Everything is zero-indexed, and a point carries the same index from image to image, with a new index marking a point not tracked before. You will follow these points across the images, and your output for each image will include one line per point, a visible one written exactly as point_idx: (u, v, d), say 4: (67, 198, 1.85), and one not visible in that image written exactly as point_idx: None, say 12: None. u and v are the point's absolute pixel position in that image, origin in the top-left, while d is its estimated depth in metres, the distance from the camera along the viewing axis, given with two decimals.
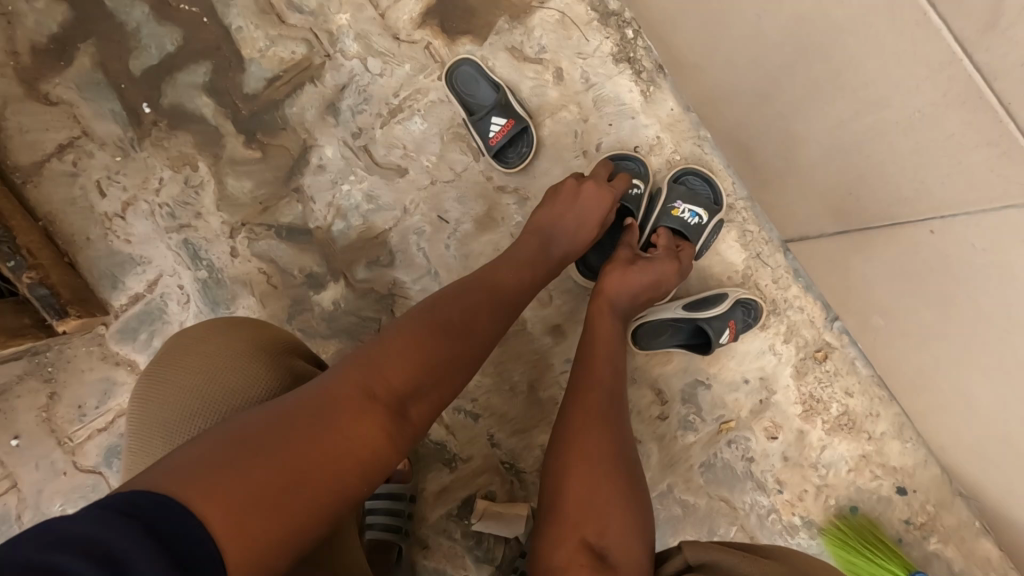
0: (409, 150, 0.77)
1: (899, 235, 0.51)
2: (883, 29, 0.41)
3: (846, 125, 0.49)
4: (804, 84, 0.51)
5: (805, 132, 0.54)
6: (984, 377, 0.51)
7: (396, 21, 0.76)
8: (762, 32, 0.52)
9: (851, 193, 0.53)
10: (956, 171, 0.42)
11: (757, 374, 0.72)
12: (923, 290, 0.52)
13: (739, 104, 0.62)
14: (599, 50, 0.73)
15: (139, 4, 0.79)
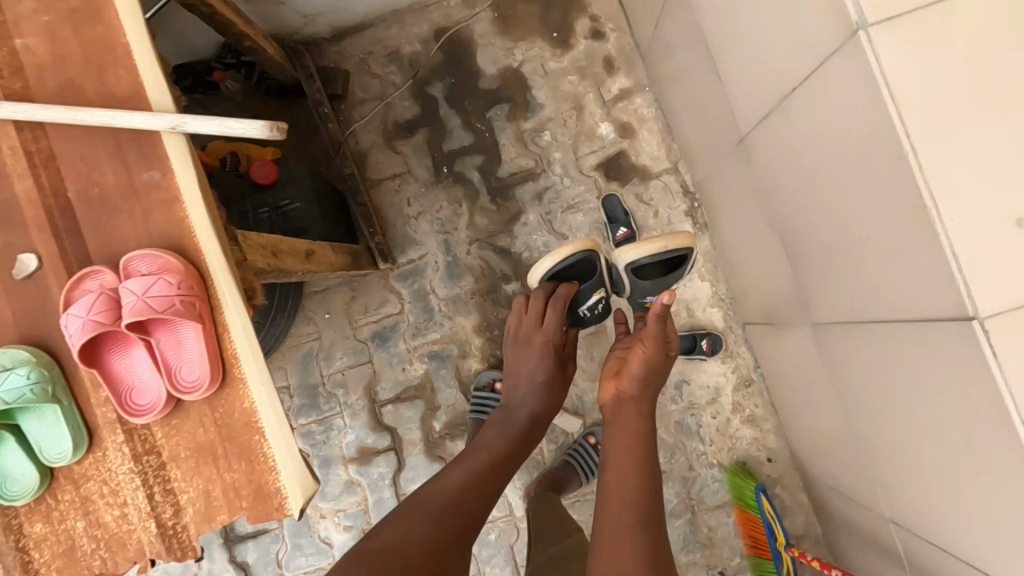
0: (572, 227, 1.50)
1: (779, 332, 1.25)
2: (770, 259, 1.18)
3: (765, 286, 1.24)
4: (754, 265, 1.27)
5: (755, 283, 1.30)
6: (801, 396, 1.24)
7: (584, 164, 1.51)
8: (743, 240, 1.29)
9: (767, 311, 1.28)
10: (786, 313, 1.17)
11: (715, 384, 1.43)
12: (784, 358, 1.26)
13: (744, 259, 1.31)
14: (679, 207, 1.47)
15: (458, 119, 1.56)
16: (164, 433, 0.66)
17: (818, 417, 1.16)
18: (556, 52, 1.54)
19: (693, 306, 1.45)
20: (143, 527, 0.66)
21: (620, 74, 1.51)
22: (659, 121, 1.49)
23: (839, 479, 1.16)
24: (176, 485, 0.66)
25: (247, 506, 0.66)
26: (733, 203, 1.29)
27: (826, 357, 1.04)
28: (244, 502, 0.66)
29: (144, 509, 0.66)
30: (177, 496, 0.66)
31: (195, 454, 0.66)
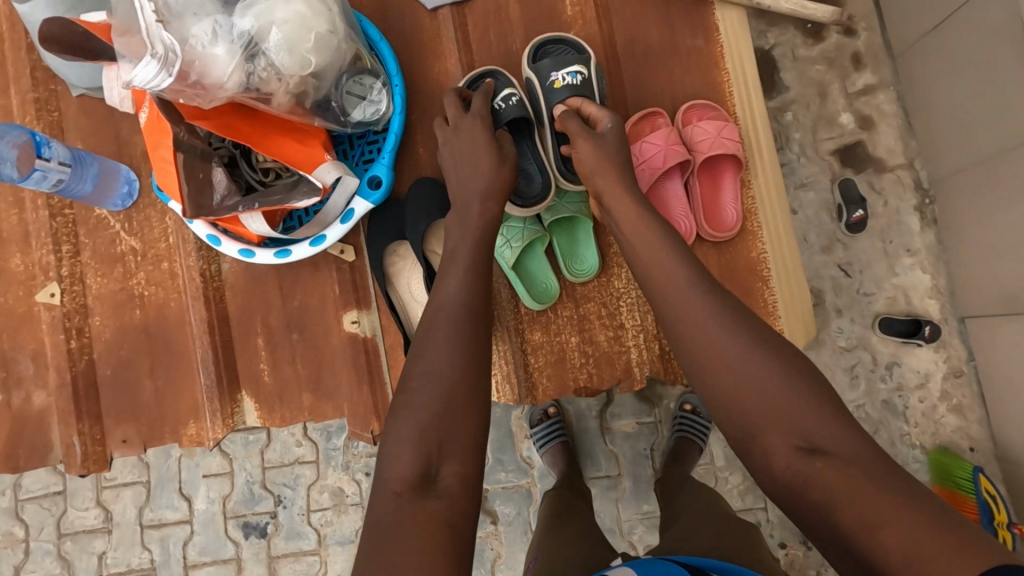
0: (802, 204, 1.59)
1: (1021, 318, 1.34)
2: None
3: (1014, 273, 1.34)
4: (1003, 254, 1.37)
5: (997, 275, 1.39)
6: None
7: (822, 148, 1.60)
8: (994, 231, 1.39)
9: (1009, 299, 1.37)
10: None
11: (925, 370, 1.50)
12: (1022, 342, 1.35)
13: (999, 256, 1.38)
14: (910, 201, 1.56)
15: None
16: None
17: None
18: (808, 41, 1.63)
19: (913, 294, 1.53)
20: (635, 350, 1.12)
21: (867, 70, 1.61)
22: (900, 119, 1.59)
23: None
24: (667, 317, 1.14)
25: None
26: (995, 198, 1.37)
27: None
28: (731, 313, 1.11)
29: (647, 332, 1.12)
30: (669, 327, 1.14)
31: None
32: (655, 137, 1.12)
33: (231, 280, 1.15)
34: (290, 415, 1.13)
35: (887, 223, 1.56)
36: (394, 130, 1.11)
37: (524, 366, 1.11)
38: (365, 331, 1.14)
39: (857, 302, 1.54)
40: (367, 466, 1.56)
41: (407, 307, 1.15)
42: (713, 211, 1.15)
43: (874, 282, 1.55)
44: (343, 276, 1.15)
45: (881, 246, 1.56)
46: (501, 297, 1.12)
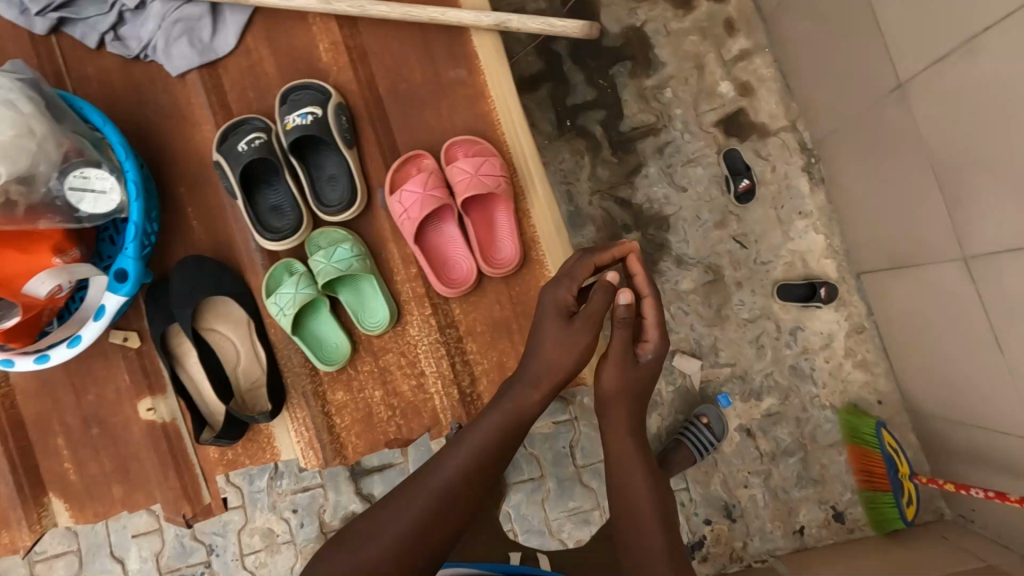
0: (692, 181, 1.57)
1: (909, 274, 1.32)
2: (908, 204, 1.25)
3: (896, 231, 1.32)
4: (883, 213, 1.34)
5: (882, 233, 1.37)
6: (928, 336, 1.31)
7: (704, 121, 1.58)
8: (872, 190, 1.36)
9: (896, 257, 1.35)
10: (927, 252, 1.24)
11: (828, 331, 1.51)
12: (913, 298, 1.33)
13: (877, 209, 1.36)
14: (796, 163, 1.54)
15: (581, 74, 1.62)
16: (461, 312, 1.08)
17: (966, 351, 1.20)
18: (679, 13, 1.60)
19: (809, 257, 1.53)
20: (440, 394, 1.06)
21: (740, 35, 1.58)
22: (779, 81, 1.56)
23: (982, 410, 1.21)
24: (471, 356, 1.07)
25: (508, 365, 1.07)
26: (867, 155, 1.35)
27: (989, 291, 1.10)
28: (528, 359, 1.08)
29: (444, 374, 1.06)
30: (470, 366, 1.07)
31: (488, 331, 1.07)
32: (412, 186, 1.02)
33: (19, 384, 1.10)
34: (102, 509, 1.11)
35: (777, 189, 1.55)
36: (136, 218, 1.03)
37: (328, 428, 1.06)
38: (163, 417, 1.12)
39: (756, 272, 1.54)
40: (293, 503, 1.56)
41: (200, 386, 1.13)
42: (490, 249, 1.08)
43: (769, 250, 1.54)
44: (132, 364, 1.12)
45: (773, 213, 1.54)
46: (292, 364, 1.06)
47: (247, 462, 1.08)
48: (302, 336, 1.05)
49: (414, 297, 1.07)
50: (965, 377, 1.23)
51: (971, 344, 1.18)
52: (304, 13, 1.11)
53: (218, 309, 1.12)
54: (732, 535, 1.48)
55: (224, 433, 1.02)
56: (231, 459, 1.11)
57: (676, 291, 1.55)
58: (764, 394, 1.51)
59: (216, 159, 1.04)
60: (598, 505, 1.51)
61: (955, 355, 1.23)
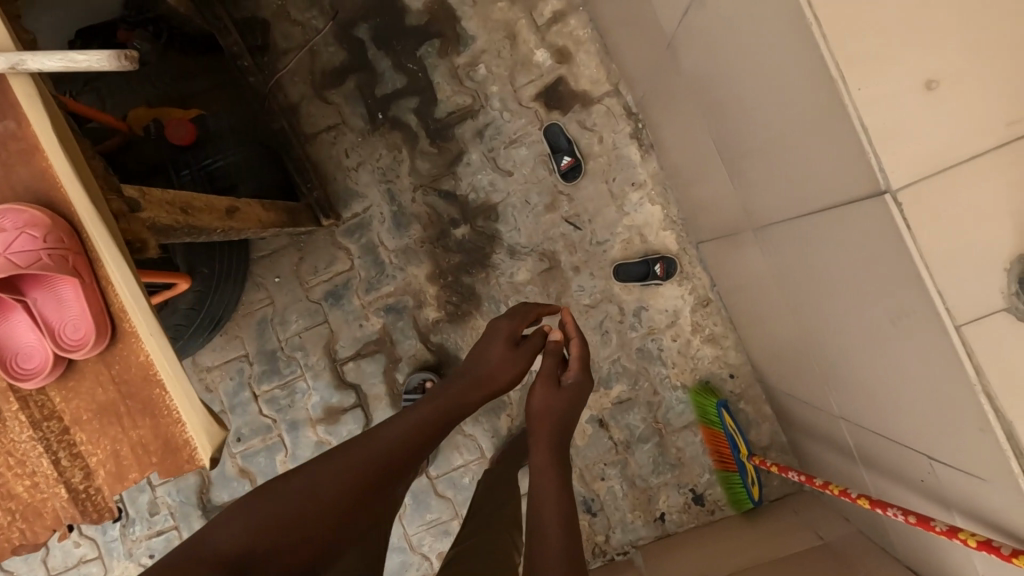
0: (517, 163, 1.46)
1: (731, 245, 1.22)
2: (712, 171, 1.14)
3: (713, 198, 1.21)
4: (700, 178, 1.24)
5: (704, 199, 1.27)
6: (758, 308, 1.22)
7: (523, 96, 1.45)
8: (687, 155, 1.25)
9: (719, 226, 1.24)
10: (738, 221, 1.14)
11: (673, 308, 1.42)
12: (740, 270, 1.23)
13: (696, 172, 1.24)
14: (623, 131, 1.42)
15: (387, 59, 1.48)
16: (61, 399, 0.74)
17: (784, 321, 1.10)
18: None
19: (646, 230, 1.42)
20: (54, 493, 0.75)
21: None
22: (597, 42, 1.43)
23: (805, 383, 1.12)
24: (81, 448, 0.75)
25: (152, 466, 0.75)
26: (675, 117, 1.23)
27: (782, 260, 1.00)
28: (152, 458, 0.74)
29: (50, 476, 0.75)
30: (84, 459, 0.75)
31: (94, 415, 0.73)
32: None
33: None
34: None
35: (607, 161, 1.43)
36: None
37: None
38: None
39: (594, 254, 1.44)
40: (149, 549, 1.51)
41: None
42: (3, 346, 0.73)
43: (605, 229, 1.44)
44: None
45: (605, 188, 1.43)
46: None
47: None
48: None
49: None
50: (789, 348, 1.14)
51: (785, 314, 1.08)
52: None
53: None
54: (594, 530, 1.42)
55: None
56: None
57: (512, 284, 1.46)
58: (613, 381, 1.43)
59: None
60: (456, 515, 1.46)
61: (778, 323, 1.14)
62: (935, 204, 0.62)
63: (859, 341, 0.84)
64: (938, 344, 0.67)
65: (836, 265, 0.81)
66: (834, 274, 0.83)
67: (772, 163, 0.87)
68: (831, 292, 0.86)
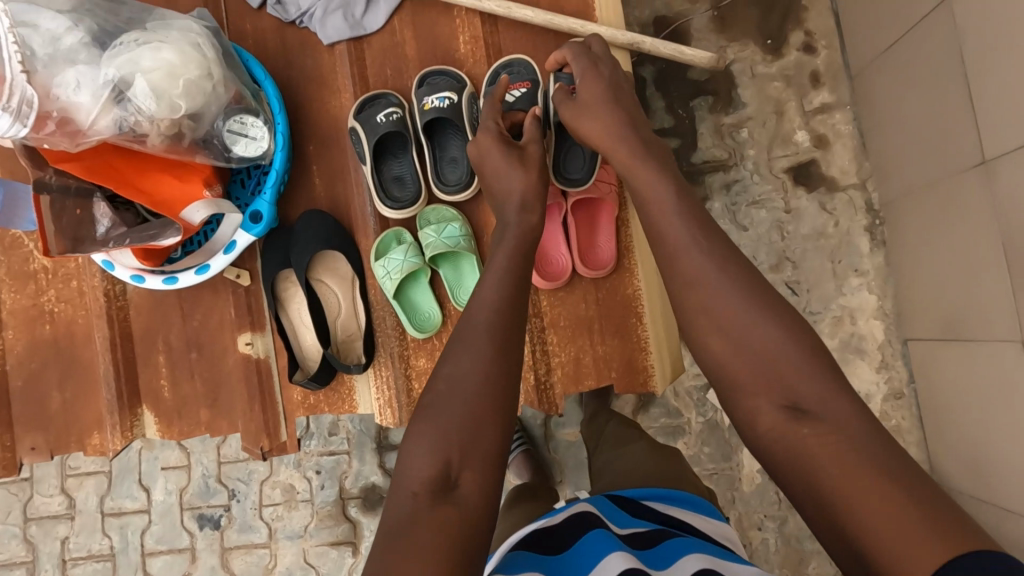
0: (753, 221, 1.60)
1: (946, 346, 1.36)
2: (957, 277, 1.30)
3: (939, 300, 1.37)
4: (930, 283, 1.39)
5: (926, 300, 1.41)
6: (962, 409, 1.33)
7: (775, 166, 1.61)
8: (923, 259, 1.41)
9: (937, 327, 1.39)
10: (966, 326, 1.29)
11: (866, 391, 1.52)
12: (948, 372, 1.36)
13: (932, 282, 1.39)
14: (859, 221, 1.57)
15: (662, 100, 1.66)
16: (547, 305, 1.17)
17: (962, 412, 1.33)
18: (767, 57, 1.64)
19: (858, 315, 1.54)
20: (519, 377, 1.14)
21: (824, 89, 1.62)
22: (855, 139, 1.59)
23: (1016, 494, 1.21)
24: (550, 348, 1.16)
25: (612, 376, 1.16)
26: (934, 225, 1.36)
27: None
28: (610, 372, 1.16)
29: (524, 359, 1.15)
30: (547, 356, 1.16)
31: (578, 326, 1.16)
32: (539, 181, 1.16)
33: (136, 300, 1.21)
34: (189, 428, 1.20)
35: (837, 242, 1.57)
36: (280, 166, 1.16)
37: (406, 392, 1.15)
38: (259, 353, 1.20)
39: (805, 320, 1.55)
40: (317, 464, 1.61)
41: (298, 332, 1.21)
42: (587, 249, 1.17)
43: (820, 301, 1.56)
44: (240, 299, 1.20)
45: (830, 266, 1.56)
46: (384, 324, 1.16)
47: (326, 409, 1.19)
48: (401, 301, 1.14)
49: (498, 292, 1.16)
50: (1004, 453, 1.23)
51: (978, 404, 1.28)
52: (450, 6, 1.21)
53: (327, 263, 1.20)
54: None
55: (317, 376, 1.11)
56: (312, 402, 1.19)
57: None
58: None
59: (355, 126, 1.14)
60: None
61: (951, 412, 1.37)
62: None
63: None
64: None
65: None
66: None
67: None
68: None
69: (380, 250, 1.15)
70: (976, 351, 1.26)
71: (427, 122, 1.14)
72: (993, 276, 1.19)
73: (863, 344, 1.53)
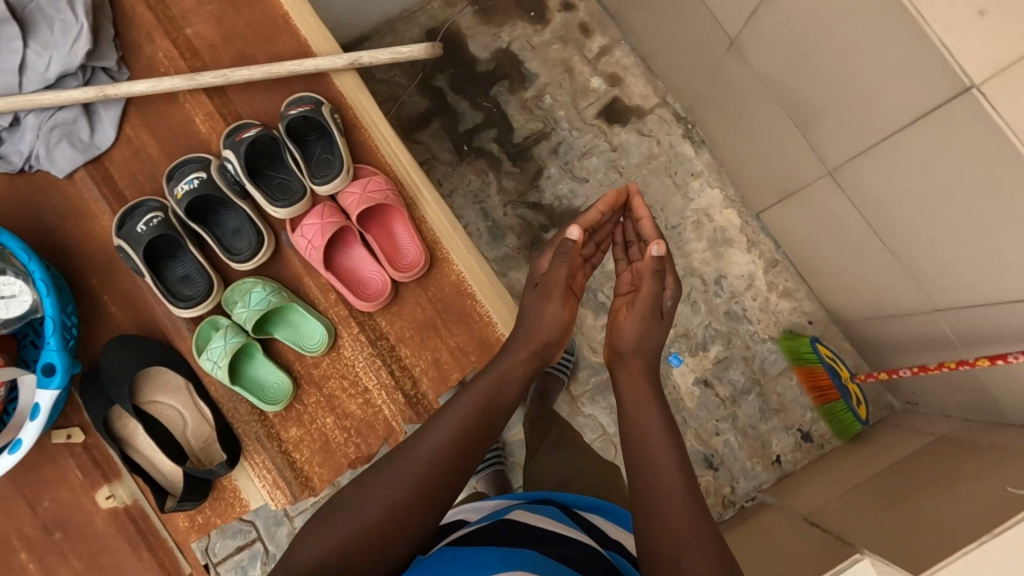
0: (589, 171, 1.68)
1: (786, 203, 1.47)
2: (765, 139, 1.41)
3: (763, 166, 1.49)
4: (751, 155, 1.51)
5: (755, 171, 1.53)
6: (822, 250, 1.45)
7: (586, 116, 1.71)
8: (737, 139, 1.53)
9: (774, 188, 1.50)
10: (790, 178, 1.40)
11: (747, 272, 1.63)
12: (798, 224, 1.48)
13: (751, 153, 1.51)
14: (676, 132, 1.69)
15: (464, 101, 1.73)
16: (387, 323, 1.16)
17: (823, 252, 1.44)
18: (537, 28, 1.75)
19: (712, 211, 1.65)
20: (388, 403, 1.14)
21: (597, 35, 1.74)
22: (641, 66, 1.72)
23: (889, 301, 1.32)
24: (406, 359, 1.15)
25: (473, 359, 1.17)
26: (728, 108, 1.49)
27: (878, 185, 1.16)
28: (470, 357, 1.16)
29: (386, 384, 1.14)
30: (408, 370, 1.15)
31: (422, 328, 1.15)
32: (309, 220, 1.11)
33: None
34: None
35: (666, 158, 1.68)
36: (51, 312, 1.08)
37: (289, 466, 1.13)
38: (124, 501, 1.15)
39: (671, 236, 1.65)
40: None
41: (154, 460, 1.17)
42: (393, 255, 1.16)
43: (675, 214, 1.66)
44: (81, 458, 1.15)
45: (670, 181, 1.67)
46: (240, 412, 1.14)
47: (220, 521, 1.14)
48: (243, 384, 1.12)
49: (337, 323, 1.15)
50: (865, 271, 1.34)
51: (829, 240, 1.39)
52: (190, 110, 1.20)
53: (156, 380, 1.18)
54: (720, 483, 1.54)
55: (187, 495, 1.08)
56: (203, 522, 1.15)
57: (604, 273, 1.64)
58: (709, 344, 1.60)
59: (120, 244, 1.10)
60: None
61: (817, 257, 1.48)
62: (1004, 92, 0.86)
63: (934, 233, 1.10)
64: None
65: (931, 166, 1.02)
66: (935, 172, 1.02)
67: (843, 103, 1.12)
68: (916, 192, 1.08)
69: (203, 343, 1.13)
70: (807, 196, 1.38)
71: (188, 210, 1.12)
72: (786, 127, 1.31)
73: (727, 234, 1.64)
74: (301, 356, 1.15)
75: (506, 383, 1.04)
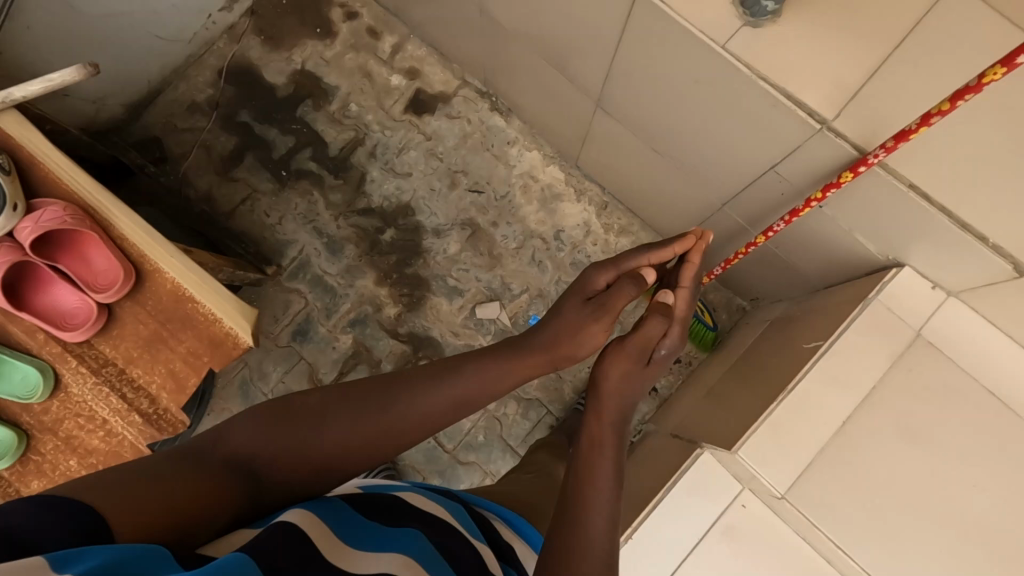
0: (410, 165, 1.70)
1: (588, 145, 1.53)
2: (546, 90, 1.47)
3: (558, 116, 1.54)
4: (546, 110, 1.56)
5: (557, 124, 1.59)
6: (631, 180, 1.50)
7: (394, 114, 1.73)
8: (531, 98, 1.58)
9: (575, 135, 1.55)
10: (578, 120, 1.45)
11: (582, 221, 1.67)
12: (604, 162, 1.53)
13: (546, 108, 1.56)
14: (483, 108, 1.72)
15: (272, 129, 1.72)
16: (109, 348, 1.10)
17: (632, 182, 1.50)
18: (326, 42, 1.76)
19: (535, 172, 1.69)
20: (127, 428, 1.09)
21: (386, 35, 1.77)
22: (435, 54, 1.76)
23: (692, 208, 1.38)
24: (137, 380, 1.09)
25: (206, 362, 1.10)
26: (512, 70, 1.54)
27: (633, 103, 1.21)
28: (205, 358, 1.10)
29: (120, 410, 1.09)
30: (144, 390, 1.10)
31: (144, 343, 1.10)
32: None
33: None
34: None
35: (480, 134, 1.71)
36: None
37: None
38: None
39: (502, 205, 1.68)
40: None
41: None
42: (85, 273, 1.09)
43: (502, 184, 1.69)
44: None
45: (489, 154, 1.71)
46: None
47: None
48: None
49: (49, 363, 1.08)
50: (665, 187, 1.39)
51: (630, 168, 1.45)
52: None
53: None
54: None
55: None
56: None
57: (448, 258, 1.65)
58: None
59: None
60: (486, 473, 1.54)
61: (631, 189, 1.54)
62: None
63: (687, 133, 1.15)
64: (726, 71, 0.93)
65: (652, 73, 1.06)
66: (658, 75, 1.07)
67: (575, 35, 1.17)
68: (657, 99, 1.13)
69: None
70: (596, 133, 1.43)
71: None
72: (552, 73, 1.36)
73: (554, 190, 1.69)
74: (27, 405, 1.08)
75: (470, 397, 0.85)
